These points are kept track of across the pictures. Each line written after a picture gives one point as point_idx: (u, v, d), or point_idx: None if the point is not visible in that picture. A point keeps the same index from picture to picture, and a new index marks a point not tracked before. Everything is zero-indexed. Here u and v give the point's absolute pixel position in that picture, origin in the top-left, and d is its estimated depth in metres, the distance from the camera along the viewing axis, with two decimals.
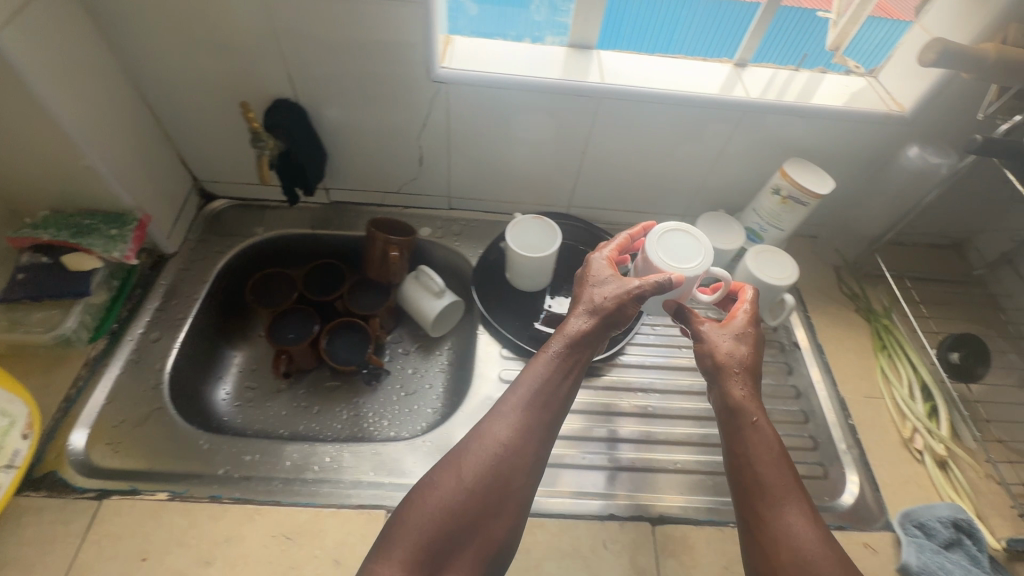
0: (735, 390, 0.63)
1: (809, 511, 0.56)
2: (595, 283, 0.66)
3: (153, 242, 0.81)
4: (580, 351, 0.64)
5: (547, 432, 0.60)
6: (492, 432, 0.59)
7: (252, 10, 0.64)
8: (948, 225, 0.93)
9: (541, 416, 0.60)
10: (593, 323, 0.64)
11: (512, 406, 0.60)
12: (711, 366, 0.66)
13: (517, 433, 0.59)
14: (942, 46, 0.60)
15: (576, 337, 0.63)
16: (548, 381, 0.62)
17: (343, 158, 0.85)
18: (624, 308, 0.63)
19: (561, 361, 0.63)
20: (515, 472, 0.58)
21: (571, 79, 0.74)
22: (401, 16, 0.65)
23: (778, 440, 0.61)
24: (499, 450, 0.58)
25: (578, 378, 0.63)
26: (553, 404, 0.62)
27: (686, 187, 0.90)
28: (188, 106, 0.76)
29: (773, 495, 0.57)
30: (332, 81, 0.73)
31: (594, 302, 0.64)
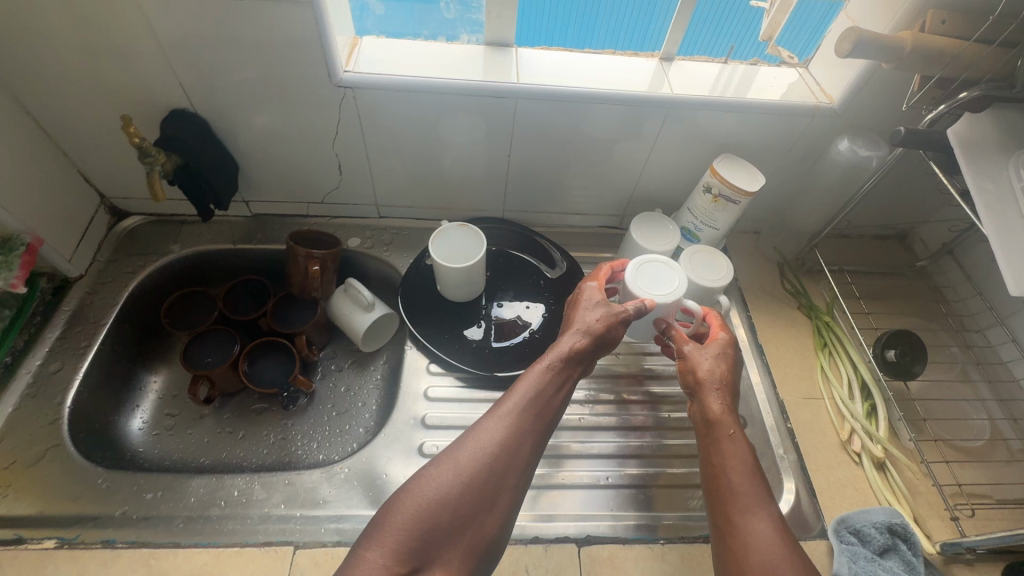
0: (713, 404, 0.63)
1: (777, 518, 0.54)
2: (586, 306, 0.68)
3: (54, 266, 0.76)
4: (573, 368, 0.65)
5: (538, 442, 0.60)
6: (487, 430, 0.59)
7: (127, 17, 0.60)
8: (891, 217, 0.91)
9: (533, 424, 0.60)
10: (587, 341, 0.65)
11: (507, 410, 0.60)
12: (692, 382, 0.66)
13: (511, 435, 0.59)
14: (855, 36, 0.58)
15: (569, 353, 0.64)
16: (542, 392, 0.62)
17: (257, 168, 0.80)
18: (610, 333, 0.66)
19: (554, 374, 0.63)
20: (509, 472, 0.57)
21: (490, 79, 0.71)
22: (292, 19, 0.61)
23: (750, 449, 0.60)
24: (494, 449, 0.58)
25: (568, 395, 0.64)
26: (545, 416, 0.62)
27: (622, 186, 0.87)
28: (80, 121, 0.71)
29: (743, 498, 0.56)
30: (230, 90, 0.69)
31: (586, 323, 0.66)
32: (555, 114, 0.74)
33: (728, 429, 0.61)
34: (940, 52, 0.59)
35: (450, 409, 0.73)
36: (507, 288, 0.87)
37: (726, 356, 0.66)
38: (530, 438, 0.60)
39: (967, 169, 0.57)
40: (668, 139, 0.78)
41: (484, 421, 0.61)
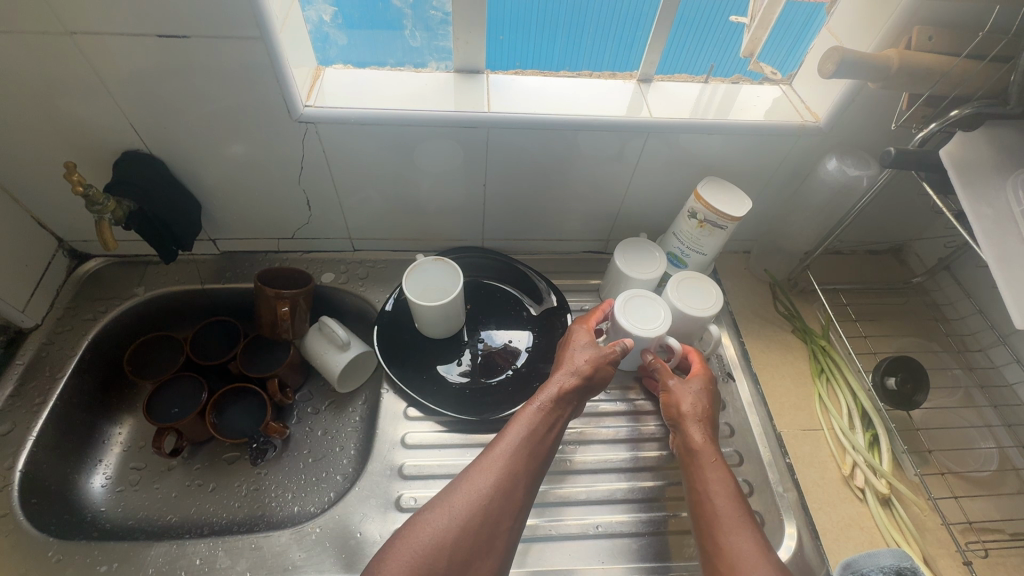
0: (694, 434, 0.61)
1: (761, 543, 0.52)
2: (575, 346, 0.66)
3: (7, 318, 0.72)
4: (565, 409, 0.61)
5: (531, 485, 0.57)
6: (482, 471, 0.56)
7: (68, 60, 0.56)
8: (885, 232, 0.88)
9: (527, 466, 0.57)
10: (575, 382, 0.62)
11: (501, 450, 0.57)
12: (671, 416, 0.64)
13: (504, 478, 0.55)
14: (839, 56, 0.55)
15: (560, 393, 0.61)
16: (534, 432, 0.59)
17: (222, 207, 0.77)
18: (597, 375, 0.63)
19: (546, 413, 0.60)
20: (503, 516, 0.54)
21: (460, 107, 0.68)
22: (244, 57, 0.58)
23: (732, 478, 0.58)
24: (490, 491, 0.54)
25: (559, 438, 0.60)
26: (538, 458, 0.58)
27: (605, 211, 0.84)
28: (29, 167, 0.68)
29: (727, 519, 0.54)
30: (187, 130, 0.65)
31: (574, 363, 0.63)
32: (530, 141, 0.71)
33: (711, 458, 0.59)
34: (928, 70, 0.56)
35: (430, 456, 0.69)
36: (489, 321, 0.83)
37: (706, 391, 0.65)
38: (524, 478, 0.56)
39: (963, 193, 0.54)
40: (649, 163, 0.75)
41: (479, 460, 0.57)
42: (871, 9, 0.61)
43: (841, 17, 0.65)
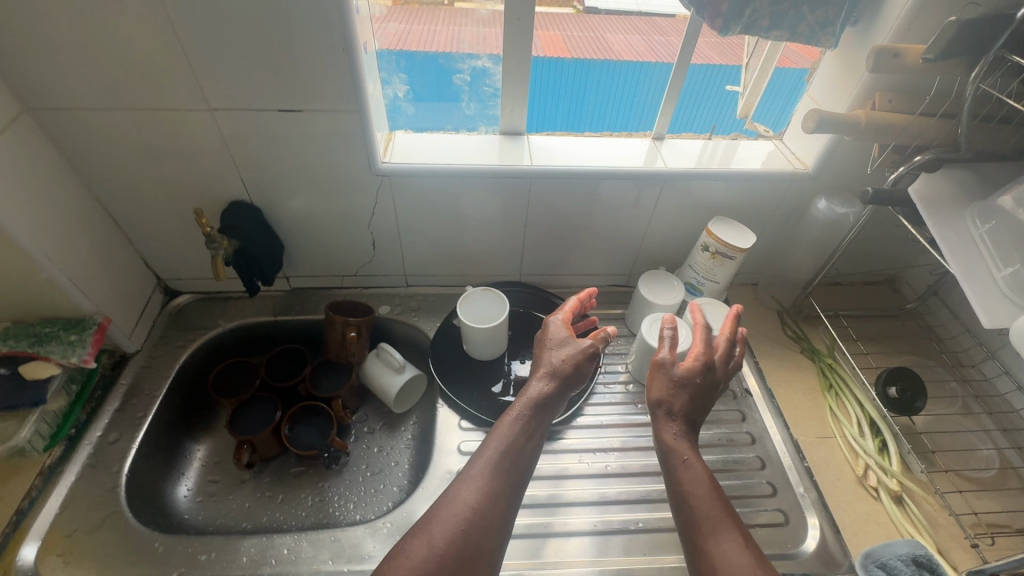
0: (667, 432, 0.63)
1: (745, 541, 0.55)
2: (552, 347, 0.72)
3: (116, 343, 0.82)
4: (543, 414, 0.67)
5: (514, 492, 0.59)
6: (462, 494, 0.58)
7: (202, 127, 0.71)
8: (877, 264, 1.00)
9: (507, 477, 0.60)
10: (553, 385, 0.68)
11: (480, 469, 0.59)
12: (653, 408, 0.65)
13: (485, 494, 0.57)
14: (818, 115, 0.69)
15: (538, 399, 0.66)
16: (514, 440, 0.63)
17: (301, 248, 0.90)
18: (573, 372, 0.70)
19: (525, 421, 0.65)
20: (486, 533, 0.55)
21: (507, 162, 0.82)
22: (340, 125, 0.72)
23: (709, 475, 0.61)
24: (471, 511, 0.56)
25: (540, 442, 0.65)
26: (518, 465, 0.62)
27: (627, 248, 0.96)
28: (150, 216, 0.81)
29: (709, 520, 0.56)
30: (282, 182, 0.79)
31: (552, 365, 0.70)
32: (566, 190, 0.85)
33: (687, 456, 0.61)
34: (892, 125, 0.69)
35: None
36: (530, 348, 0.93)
37: (690, 383, 0.65)
38: (504, 490, 0.59)
39: (931, 222, 0.66)
40: (666, 205, 0.88)
41: (459, 480, 0.60)
42: (843, 79, 0.75)
43: (820, 85, 0.80)
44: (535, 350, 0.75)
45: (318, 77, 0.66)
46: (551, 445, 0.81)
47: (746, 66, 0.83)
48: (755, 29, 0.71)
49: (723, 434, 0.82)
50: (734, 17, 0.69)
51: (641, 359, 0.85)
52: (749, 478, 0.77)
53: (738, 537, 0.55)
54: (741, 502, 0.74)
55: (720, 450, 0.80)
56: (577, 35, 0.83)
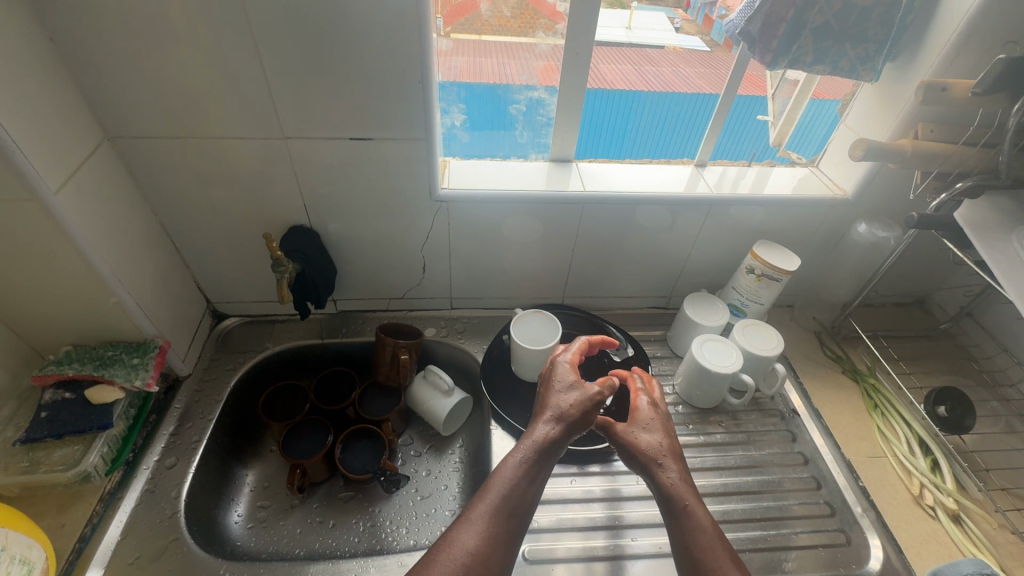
0: (667, 476, 0.60)
1: None
2: (560, 389, 0.67)
3: (170, 367, 0.82)
4: (547, 460, 0.62)
5: (511, 542, 0.56)
6: (460, 540, 0.54)
7: (272, 154, 0.72)
8: (909, 285, 1.03)
9: (507, 526, 0.56)
10: (561, 429, 0.63)
11: (479, 514, 0.56)
12: (638, 457, 0.63)
13: (483, 543, 0.54)
14: (866, 144, 0.72)
15: (543, 444, 0.61)
16: (516, 486, 0.58)
17: (352, 271, 0.91)
18: (580, 416, 0.64)
19: (528, 467, 0.60)
20: None
21: (559, 187, 0.84)
22: (407, 154, 0.74)
23: (712, 521, 0.57)
24: (467, 561, 0.53)
25: (541, 489, 0.60)
26: (518, 513, 0.58)
27: (669, 270, 0.98)
28: (209, 240, 0.82)
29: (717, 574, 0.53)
30: (343, 207, 0.80)
31: (560, 409, 0.64)
32: (616, 215, 0.87)
33: (690, 500, 0.58)
34: (936, 153, 0.73)
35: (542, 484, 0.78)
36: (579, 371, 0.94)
37: (658, 423, 0.66)
38: (501, 540, 0.55)
39: (981, 244, 0.69)
40: (710, 228, 0.91)
41: (457, 524, 0.56)
42: (884, 110, 0.79)
43: (859, 115, 0.83)
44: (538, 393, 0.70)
45: (391, 108, 0.69)
46: (607, 467, 0.81)
47: (771, 97, 0.86)
48: (799, 64, 0.75)
49: (776, 454, 0.83)
50: (782, 53, 0.74)
51: (691, 380, 0.86)
52: (807, 499, 0.77)
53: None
54: (800, 522, 0.75)
55: (774, 470, 0.81)
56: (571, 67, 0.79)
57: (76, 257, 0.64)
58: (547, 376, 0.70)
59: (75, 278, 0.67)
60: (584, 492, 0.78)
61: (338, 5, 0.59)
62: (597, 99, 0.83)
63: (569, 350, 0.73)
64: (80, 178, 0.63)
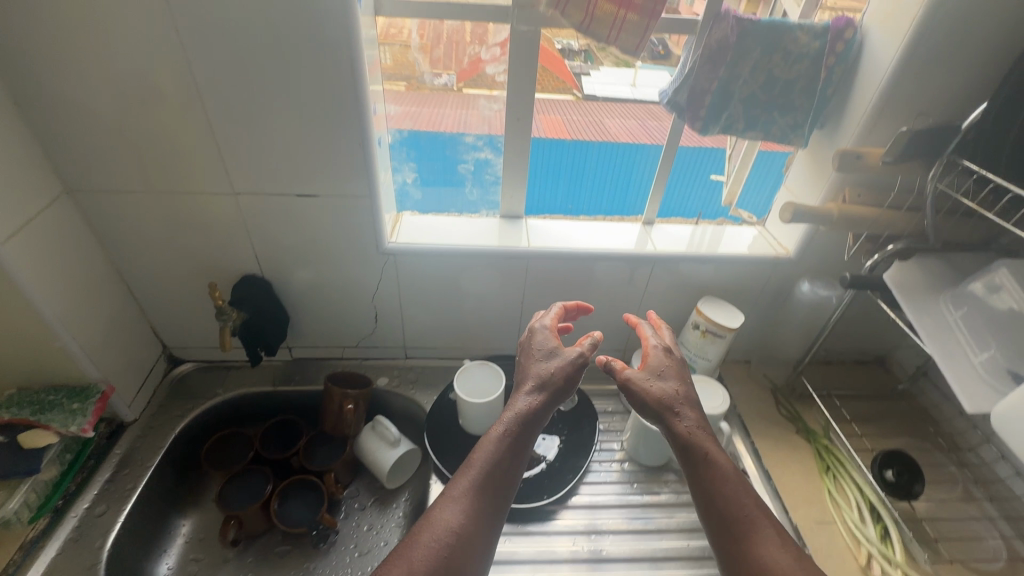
0: (684, 426, 0.64)
1: (775, 534, 0.57)
2: (540, 358, 0.71)
3: (115, 412, 0.83)
4: (530, 428, 0.66)
5: (500, 506, 0.61)
6: (451, 507, 0.59)
7: (224, 209, 0.76)
8: (867, 342, 1.02)
9: (496, 490, 0.61)
10: (541, 398, 0.67)
11: (467, 484, 0.60)
12: (655, 407, 0.67)
13: (474, 510, 0.59)
14: (793, 207, 0.75)
15: (524, 414, 0.65)
16: (501, 457, 0.63)
17: (305, 320, 0.93)
18: (559, 383, 0.69)
19: (512, 438, 0.64)
20: (472, 550, 0.57)
21: (506, 242, 0.87)
22: (353, 211, 0.78)
23: (730, 464, 0.62)
24: (459, 526, 0.57)
25: (526, 455, 0.65)
26: (505, 481, 0.62)
27: (621, 323, 0.99)
28: (165, 288, 0.85)
29: (741, 515, 0.58)
30: (293, 258, 0.83)
31: (541, 377, 0.68)
32: (563, 269, 0.89)
33: (709, 444, 0.63)
34: (862, 217, 0.75)
35: None
36: None
37: (672, 372, 0.70)
38: (490, 508, 0.60)
39: (908, 307, 0.69)
40: (658, 283, 0.92)
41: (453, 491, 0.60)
42: (815, 176, 0.81)
43: (796, 178, 0.86)
44: (519, 357, 0.74)
45: (334, 168, 0.73)
46: (545, 526, 0.79)
47: (731, 154, 0.91)
48: (731, 129, 0.78)
49: None
50: (712, 119, 0.77)
51: (637, 437, 0.85)
52: None
53: (762, 533, 0.56)
54: None
55: None
56: (577, 119, 0.86)
57: (21, 303, 0.67)
58: (533, 341, 0.74)
59: (21, 323, 0.69)
60: (518, 554, 0.75)
61: (281, 76, 0.64)
62: (602, 155, 0.87)
63: (546, 315, 0.78)
64: (33, 229, 0.67)
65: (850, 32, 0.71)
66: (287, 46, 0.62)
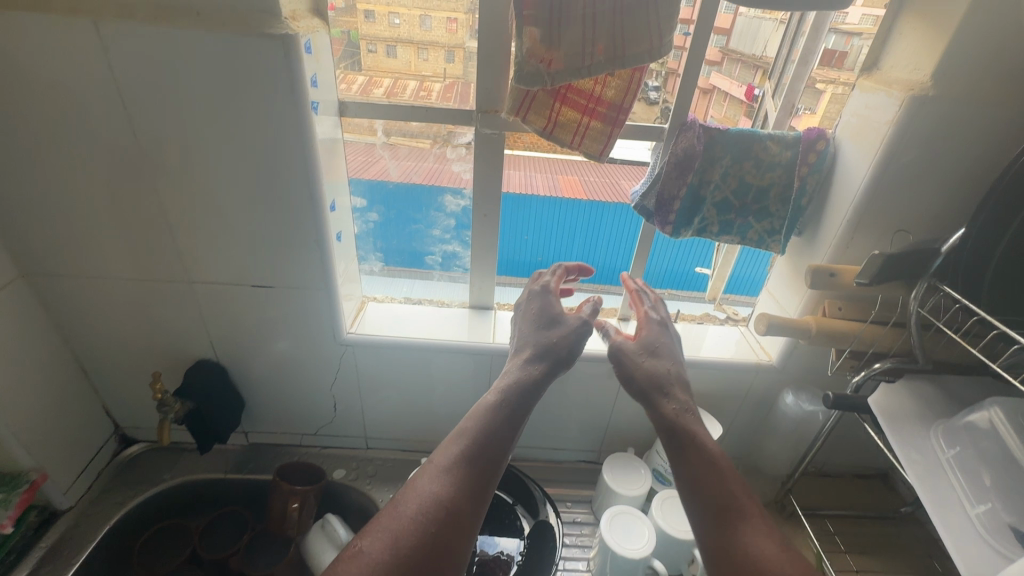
0: (666, 407, 0.59)
1: (772, 530, 0.49)
2: (535, 329, 0.66)
3: (48, 500, 0.79)
4: (526, 401, 0.59)
5: (487, 484, 0.53)
6: (430, 479, 0.52)
7: (178, 296, 0.75)
8: (866, 456, 0.94)
9: (483, 464, 0.53)
10: (538, 371, 0.61)
11: (451, 456, 0.53)
12: (643, 386, 0.62)
13: (456, 485, 0.51)
14: (767, 319, 0.70)
15: (518, 386, 0.60)
16: (490, 428, 0.56)
17: (261, 406, 0.89)
18: (562, 351, 0.64)
19: (506, 410, 0.58)
20: (454, 528, 0.49)
21: (472, 334, 0.84)
22: (310, 301, 0.76)
23: (720, 452, 0.56)
24: (440, 498, 0.50)
25: (522, 429, 0.58)
26: (494, 455, 0.55)
27: (595, 423, 0.93)
28: (118, 369, 0.83)
29: (729, 507, 0.51)
30: (248, 346, 0.81)
31: (538, 349, 0.64)
32: None
33: (691, 430, 0.57)
34: (843, 333, 0.70)
35: None
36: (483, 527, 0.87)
37: (666, 352, 0.66)
38: (481, 482, 0.52)
39: (896, 441, 0.62)
40: None
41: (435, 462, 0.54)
42: (792, 284, 0.78)
43: (776, 283, 0.82)
44: (520, 324, 0.69)
45: (289, 261, 0.72)
46: None
47: (715, 253, 0.89)
48: (705, 233, 0.75)
49: None
50: (684, 223, 0.74)
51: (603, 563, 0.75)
52: None
53: (756, 522, 0.50)
54: None
55: None
56: (595, 181, 0.82)
57: None
58: (534, 306, 0.69)
59: None
60: None
61: (235, 174, 0.64)
62: (621, 214, 0.83)
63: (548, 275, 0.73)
64: None
65: (822, 144, 0.69)
66: (241, 148, 0.62)
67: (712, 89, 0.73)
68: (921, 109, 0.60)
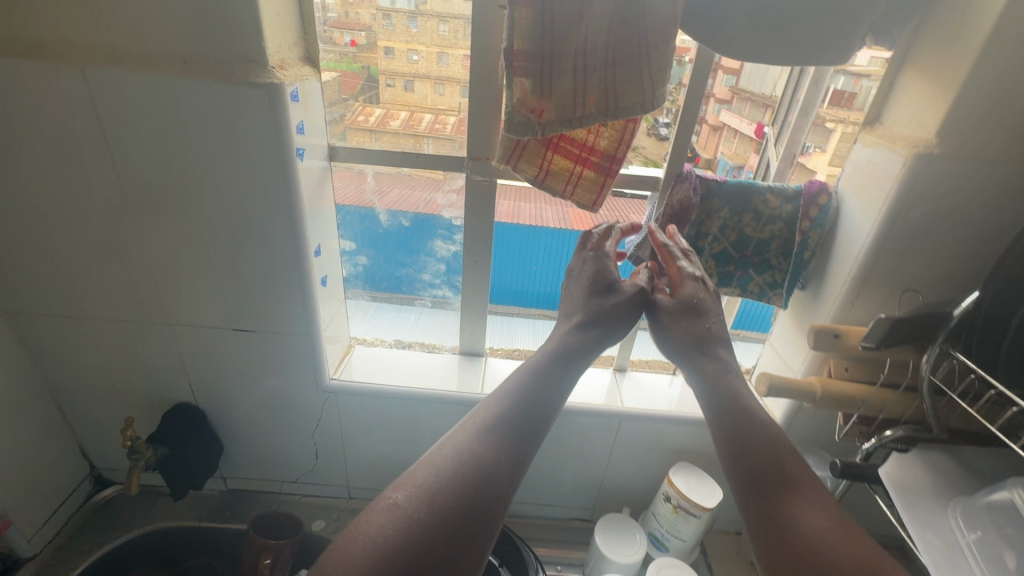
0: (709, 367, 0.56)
1: (830, 503, 0.44)
2: (583, 290, 0.62)
3: (11, 547, 0.75)
4: (568, 361, 0.54)
5: (528, 445, 0.47)
6: (466, 432, 0.46)
7: (158, 337, 0.73)
8: (879, 525, 0.88)
9: (524, 420, 0.48)
10: (580, 337, 0.57)
11: (490, 411, 0.48)
12: (688, 344, 0.58)
13: (494, 439, 0.46)
14: (768, 378, 0.67)
15: (557, 350, 0.55)
16: (530, 385, 0.51)
17: (241, 451, 0.86)
18: (614, 323, 0.59)
19: (546, 370, 0.53)
20: (492, 484, 0.43)
21: (461, 382, 0.82)
22: (293, 346, 0.73)
23: (771, 421, 0.51)
24: (476, 451, 0.44)
25: (567, 389, 0.52)
26: (537, 413, 0.49)
27: (589, 480, 0.88)
28: (96, 409, 0.81)
29: (778, 476, 0.46)
30: (228, 389, 0.78)
31: (586, 312, 0.60)
32: None
33: (735, 394, 0.53)
34: (850, 397, 0.66)
35: None
36: None
37: (713, 307, 0.60)
38: (522, 440, 0.47)
39: (909, 517, 0.57)
40: (625, 441, 0.82)
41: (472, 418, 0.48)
42: (795, 339, 0.75)
43: (779, 338, 0.79)
44: (572, 289, 0.64)
45: (271, 305, 0.70)
46: None
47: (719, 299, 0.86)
48: None
49: None
50: None
51: None
52: None
53: (811, 496, 0.45)
54: None
55: None
56: (605, 216, 0.76)
57: None
58: (587, 272, 0.63)
59: None
60: None
61: (218, 218, 0.63)
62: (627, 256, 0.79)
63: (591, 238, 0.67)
64: None
65: (824, 198, 0.67)
66: (225, 192, 0.61)
67: (722, 126, 0.71)
68: (926, 167, 0.57)
